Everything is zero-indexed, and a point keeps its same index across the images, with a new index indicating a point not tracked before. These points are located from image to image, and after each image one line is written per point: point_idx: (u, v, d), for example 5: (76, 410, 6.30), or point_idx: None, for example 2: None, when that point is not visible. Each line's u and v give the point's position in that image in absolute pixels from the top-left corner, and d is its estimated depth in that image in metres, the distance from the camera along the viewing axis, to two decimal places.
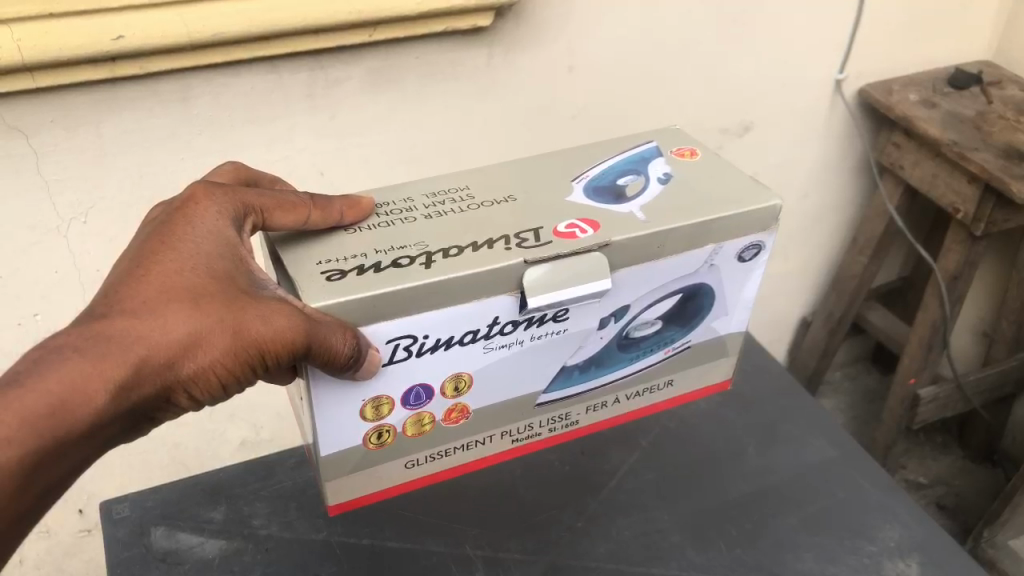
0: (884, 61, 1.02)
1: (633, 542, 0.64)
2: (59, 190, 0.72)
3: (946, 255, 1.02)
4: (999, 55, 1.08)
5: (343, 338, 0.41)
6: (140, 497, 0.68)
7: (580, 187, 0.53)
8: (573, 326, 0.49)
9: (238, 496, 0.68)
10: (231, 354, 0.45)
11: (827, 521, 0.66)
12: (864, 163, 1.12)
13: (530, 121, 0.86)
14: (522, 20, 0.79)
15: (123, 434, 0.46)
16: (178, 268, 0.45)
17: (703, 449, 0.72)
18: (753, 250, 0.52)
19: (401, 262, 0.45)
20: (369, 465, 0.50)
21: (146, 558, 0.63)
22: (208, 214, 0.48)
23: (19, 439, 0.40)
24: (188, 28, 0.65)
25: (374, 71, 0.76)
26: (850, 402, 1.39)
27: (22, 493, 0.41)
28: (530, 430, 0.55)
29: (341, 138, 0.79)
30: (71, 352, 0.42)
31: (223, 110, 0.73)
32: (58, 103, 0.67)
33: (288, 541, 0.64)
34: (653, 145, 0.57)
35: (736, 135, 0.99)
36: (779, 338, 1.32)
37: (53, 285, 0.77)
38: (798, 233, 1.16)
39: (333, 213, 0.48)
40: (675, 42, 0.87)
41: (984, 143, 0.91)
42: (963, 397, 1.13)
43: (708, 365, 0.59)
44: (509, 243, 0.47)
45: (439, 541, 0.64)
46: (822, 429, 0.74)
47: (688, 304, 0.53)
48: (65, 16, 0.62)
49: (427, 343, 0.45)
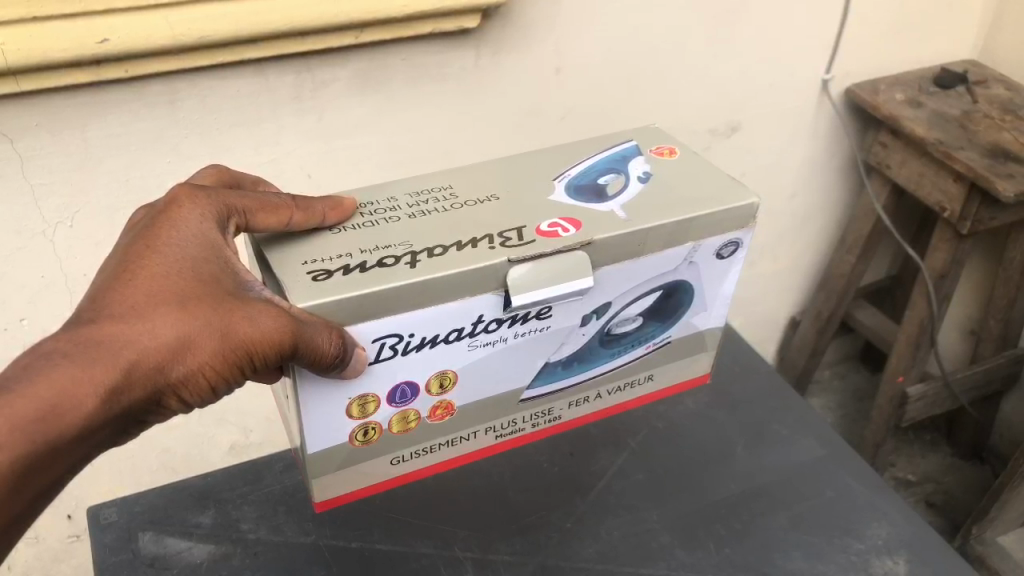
0: (870, 60, 1.03)
1: (623, 542, 0.64)
2: (46, 194, 0.71)
3: (933, 254, 1.03)
4: (985, 54, 1.08)
5: (329, 338, 0.41)
6: (128, 502, 0.67)
7: (562, 185, 0.53)
8: (557, 323, 0.49)
9: (226, 500, 0.68)
10: (219, 356, 0.45)
11: (815, 519, 0.66)
12: (851, 163, 1.12)
13: (518, 122, 0.86)
14: (509, 21, 0.79)
15: (115, 437, 0.46)
16: (164, 272, 0.45)
17: (691, 449, 0.72)
18: (731, 248, 0.53)
19: (386, 261, 0.45)
20: (356, 462, 0.50)
21: (134, 563, 0.63)
22: (192, 217, 0.47)
23: (12, 446, 0.40)
24: (174, 31, 0.65)
25: (361, 72, 0.76)
26: (840, 400, 1.39)
27: (14, 500, 0.41)
28: (514, 426, 0.55)
29: (330, 141, 0.79)
30: (61, 358, 0.42)
31: (210, 112, 0.73)
32: (43, 106, 0.67)
33: (276, 545, 0.64)
34: (634, 143, 0.57)
35: (724, 135, 0.99)
36: (768, 336, 1.32)
37: (40, 290, 0.77)
38: (787, 231, 1.17)
39: (316, 214, 0.48)
40: (663, 42, 0.88)
41: (969, 142, 0.92)
42: (950, 394, 1.14)
43: (688, 360, 0.59)
44: (493, 242, 0.47)
45: (427, 543, 0.64)
46: (809, 427, 0.74)
47: (669, 300, 0.54)
48: (49, 19, 0.61)
49: (412, 341, 0.45)
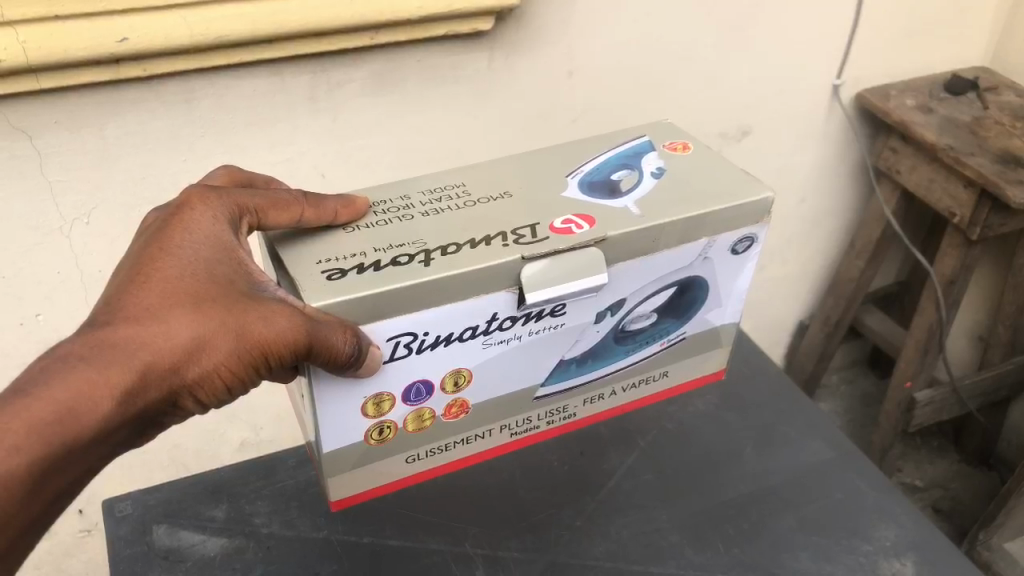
0: (882, 65, 1.03)
1: (632, 541, 0.64)
2: (62, 191, 0.72)
3: (942, 259, 1.03)
4: (995, 61, 1.08)
5: (344, 338, 0.41)
6: (142, 495, 0.68)
7: (575, 182, 0.53)
8: (569, 321, 0.50)
9: (239, 494, 0.68)
10: (234, 358, 0.45)
11: (824, 520, 0.66)
12: (860, 168, 1.12)
13: (529, 125, 0.87)
14: (523, 25, 0.80)
15: (131, 438, 0.47)
16: (179, 275, 0.46)
17: (700, 449, 0.73)
18: (746, 243, 0.53)
19: (401, 259, 0.46)
20: (371, 461, 0.51)
21: (148, 555, 0.63)
22: (205, 219, 0.48)
23: (27, 448, 0.41)
24: (191, 30, 0.65)
25: (377, 73, 0.77)
26: (847, 405, 1.39)
27: (32, 502, 0.42)
28: (528, 424, 0.56)
29: (344, 141, 0.80)
30: (76, 361, 0.43)
31: (226, 112, 0.74)
32: (62, 105, 0.68)
33: (289, 539, 0.64)
34: (645, 139, 0.58)
35: (734, 139, 1.00)
36: (777, 340, 1.32)
37: (56, 286, 0.77)
38: (796, 236, 1.17)
39: (327, 211, 0.48)
40: (676, 46, 0.88)
41: (980, 148, 0.92)
42: (959, 400, 1.14)
43: (700, 357, 0.60)
44: (506, 240, 0.48)
45: (439, 539, 0.64)
46: (819, 429, 0.75)
47: (681, 298, 0.54)
48: (69, 18, 0.62)
49: (427, 340, 0.46)
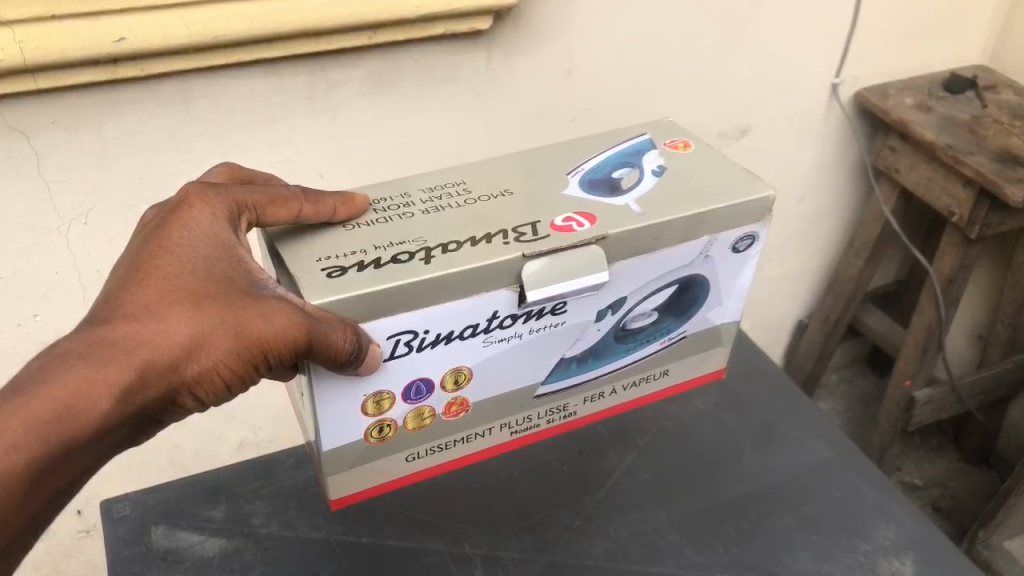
0: (881, 64, 1.03)
1: (631, 540, 0.64)
2: (60, 191, 0.72)
3: (942, 258, 1.03)
4: (994, 60, 1.08)
5: (344, 336, 0.41)
6: (140, 496, 0.68)
7: (575, 180, 0.53)
8: (570, 320, 0.50)
9: (238, 494, 0.68)
10: (233, 355, 0.45)
11: (823, 519, 0.66)
12: (859, 166, 1.12)
13: (528, 124, 0.87)
14: (521, 24, 0.80)
15: (131, 436, 0.47)
16: (178, 272, 0.46)
17: (700, 449, 0.72)
18: (747, 241, 0.53)
19: (401, 257, 0.46)
20: (371, 459, 0.51)
21: (147, 556, 0.63)
22: (203, 217, 0.47)
23: (25, 447, 0.41)
24: (189, 29, 0.65)
25: (375, 73, 0.77)
26: (847, 404, 1.39)
27: (30, 501, 0.42)
28: (528, 422, 0.56)
29: (343, 141, 0.80)
30: (75, 360, 0.43)
31: (224, 112, 0.74)
32: (59, 104, 0.67)
33: (288, 539, 0.64)
34: (646, 138, 0.58)
35: (733, 138, 1.00)
36: (776, 339, 1.32)
37: (53, 287, 0.77)
38: (795, 235, 1.17)
39: (326, 208, 0.48)
40: (674, 45, 0.88)
41: (978, 147, 0.92)
42: (958, 399, 1.14)
43: (701, 356, 0.60)
44: (507, 238, 0.47)
45: (438, 539, 0.64)
46: (819, 428, 0.75)
47: (682, 296, 0.54)
48: (67, 18, 0.62)
49: (427, 338, 0.46)
